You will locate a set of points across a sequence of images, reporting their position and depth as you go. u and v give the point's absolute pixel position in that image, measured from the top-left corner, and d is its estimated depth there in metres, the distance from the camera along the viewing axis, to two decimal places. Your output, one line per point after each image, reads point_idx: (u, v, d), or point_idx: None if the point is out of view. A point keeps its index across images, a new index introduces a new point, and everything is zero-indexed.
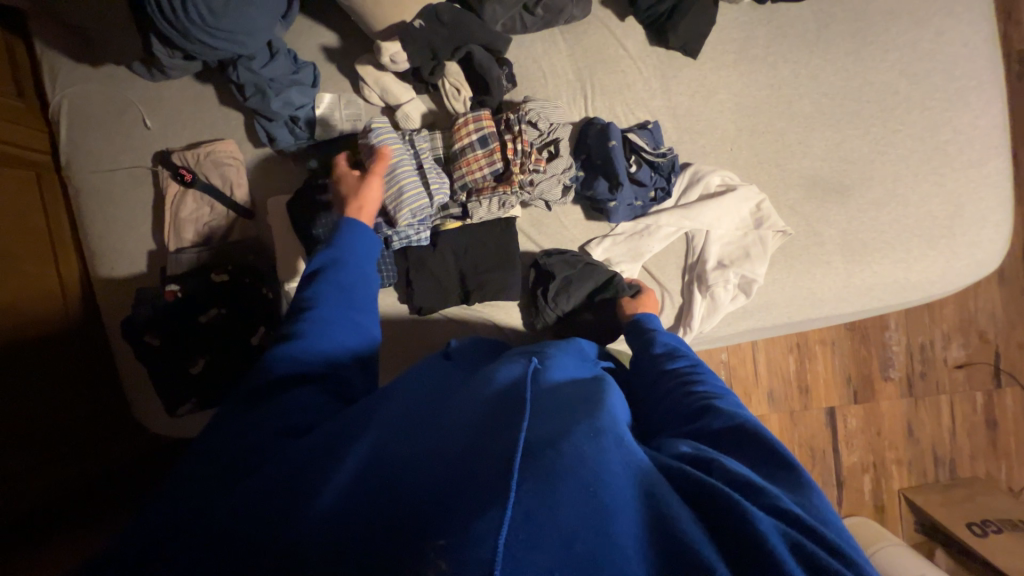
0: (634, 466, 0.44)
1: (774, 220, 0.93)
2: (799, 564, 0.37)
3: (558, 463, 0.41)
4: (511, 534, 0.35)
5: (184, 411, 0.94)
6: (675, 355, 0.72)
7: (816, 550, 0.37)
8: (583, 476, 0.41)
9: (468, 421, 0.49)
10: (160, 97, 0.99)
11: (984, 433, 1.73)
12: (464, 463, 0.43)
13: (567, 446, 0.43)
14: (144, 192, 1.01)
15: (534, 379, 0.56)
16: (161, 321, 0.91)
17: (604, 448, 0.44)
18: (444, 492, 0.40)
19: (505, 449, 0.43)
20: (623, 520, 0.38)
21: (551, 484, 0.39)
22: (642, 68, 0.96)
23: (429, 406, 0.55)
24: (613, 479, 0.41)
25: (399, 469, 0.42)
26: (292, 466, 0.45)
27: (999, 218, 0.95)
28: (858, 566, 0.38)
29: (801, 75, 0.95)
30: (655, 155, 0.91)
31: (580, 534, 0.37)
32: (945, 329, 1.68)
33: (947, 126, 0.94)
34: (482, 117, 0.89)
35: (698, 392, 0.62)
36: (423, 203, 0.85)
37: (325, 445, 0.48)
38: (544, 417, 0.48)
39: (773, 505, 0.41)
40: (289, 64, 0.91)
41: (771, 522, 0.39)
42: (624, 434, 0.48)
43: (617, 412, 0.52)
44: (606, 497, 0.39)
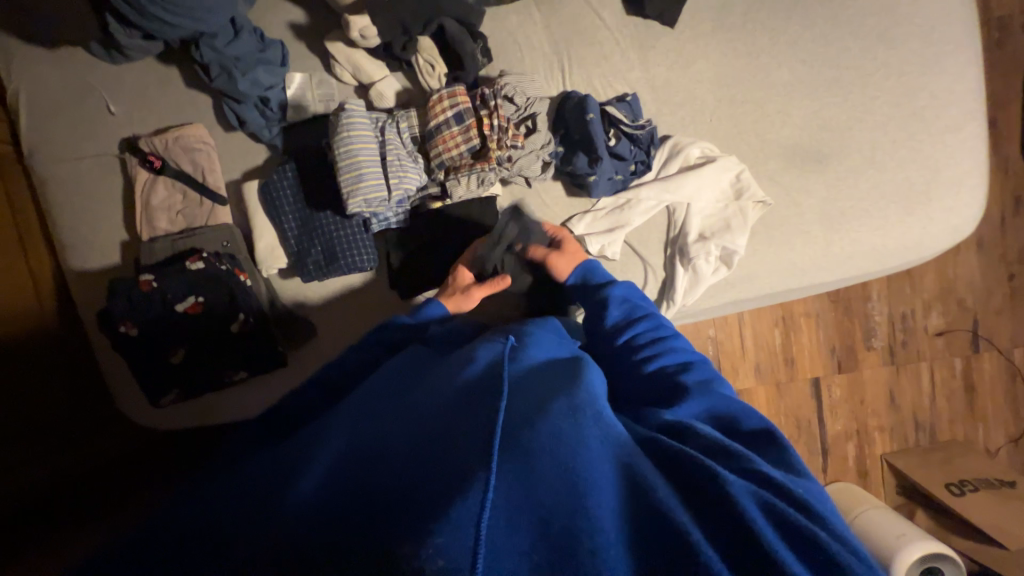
0: (611, 439, 0.46)
1: (754, 190, 0.93)
2: (767, 516, 0.42)
3: (534, 440, 0.43)
4: (493, 519, 0.37)
5: (167, 402, 0.92)
6: (633, 320, 0.77)
7: (786, 507, 0.43)
8: (561, 453, 0.42)
9: (437, 403, 0.50)
10: (123, 80, 0.96)
11: (963, 397, 1.79)
12: (439, 442, 0.43)
13: (544, 424, 0.44)
14: (114, 182, 0.97)
15: (513, 358, 0.57)
16: (139, 311, 0.86)
17: (581, 421, 0.46)
18: (421, 474, 0.40)
19: (480, 427, 0.42)
20: (602, 496, 0.40)
21: (528, 458, 0.41)
22: (618, 38, 0.94)
23: (404, 389, 0.56)
24: (590, 452, 0.43)
25: (372, 459, 0.43)
26: (279, 463, 0.45)
27: (975, 182, 0.96)
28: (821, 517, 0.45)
29: (779, 42, 0.94)
30: (634, 127, 0.90)
31: (559, 511, 0.38)
32: (926, 298, 1.73)
33: (923, 91, 0.94)
34: (457, 92, 0.86)
35: (667, 368, 0.69)
36: (380, 196, 0.84)
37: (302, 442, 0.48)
38: (520, 394, 0.49)
39: (748, 469, 0.49)
40: (255, 42, 0.88)
41: (744, 483, 0.44)
42: (602, 410, 0.50)
43: (597, 391, 0.53)
44: (580, 471, 0.41)
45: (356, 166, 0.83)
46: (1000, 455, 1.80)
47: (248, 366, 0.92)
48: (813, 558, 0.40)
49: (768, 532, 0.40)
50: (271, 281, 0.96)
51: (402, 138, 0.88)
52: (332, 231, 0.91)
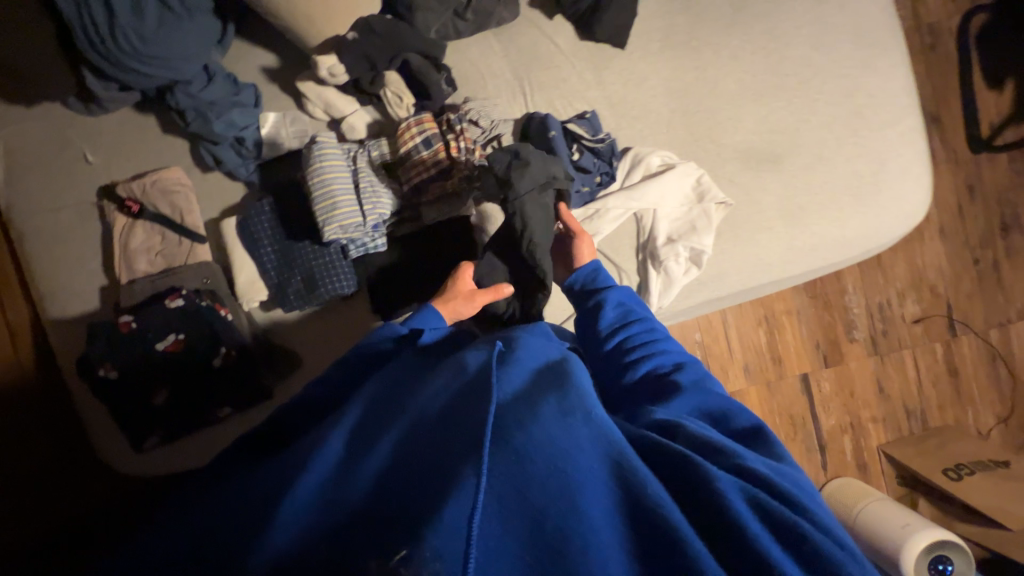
0: (603, 439, 0.48)
1: (715, 191, 0.97)
2: (752, 508, 0.44)
3: (525, 442, 0.45)
4: (484, 519, 0.40)
5: (150, 445, 0.91)
6: (627, 323, 0.77)
7: (767, 499, 0.45)
8: (549, 456, 0.45)
9: (430, 415, 0.52)
10: (101, 130, 0.99)
11: (948, 382, 1.82)
12: (435, 456, 0.46)
13: (536, 429, 0.47)
14: (93, 229, 0.99)
15: (502, 363, 0.59)
16: (120, 354, 0.86)
17: (572, 423, 0.48)
18: (415, 489, 0.43)
19: (473, 430, 0.46)
20: (592, 495, 0.43)
21: (521, 461, 0.44)
22: (575, 62, 1.00)
23: (395, 402, 0.57)
24: (580, 453, 0.46)
25: (364, 473, 0.46)
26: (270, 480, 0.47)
27: (920, 171, 1.02)
28: (803, 509, 0.46)
29: (723, 56, 1.01)
30: (595, 141, 0.95)
31: (550, 512, 0.41)
32: (899, 287, 1.79)
33: (860, 91, 1.01)
34: (424, 119, 0.91)
35: (660, 368, 0.69)
36: (355, 222, 0.87)
37: (292, 457, 0.50)
38: (511, 401, 0.51)
39: (736, 465, 0.49)
40: (229, 86, 0.92)
41: (731, 479, 0.46)
42: (592, 409, 0.51)
43: (589, 392, 0.55)
44: (572, 472, 0.44)
45: (330, 194, 0.86)
46: (992, 436, 1.83)
47: (231, 400, 0.91)
48: (797, 549, 0.41)
49: (749, 520, 0.42)
50: (253, 315, 0.97)
51: (374, 166, 0.91)
52: (310, 260, 0.93)
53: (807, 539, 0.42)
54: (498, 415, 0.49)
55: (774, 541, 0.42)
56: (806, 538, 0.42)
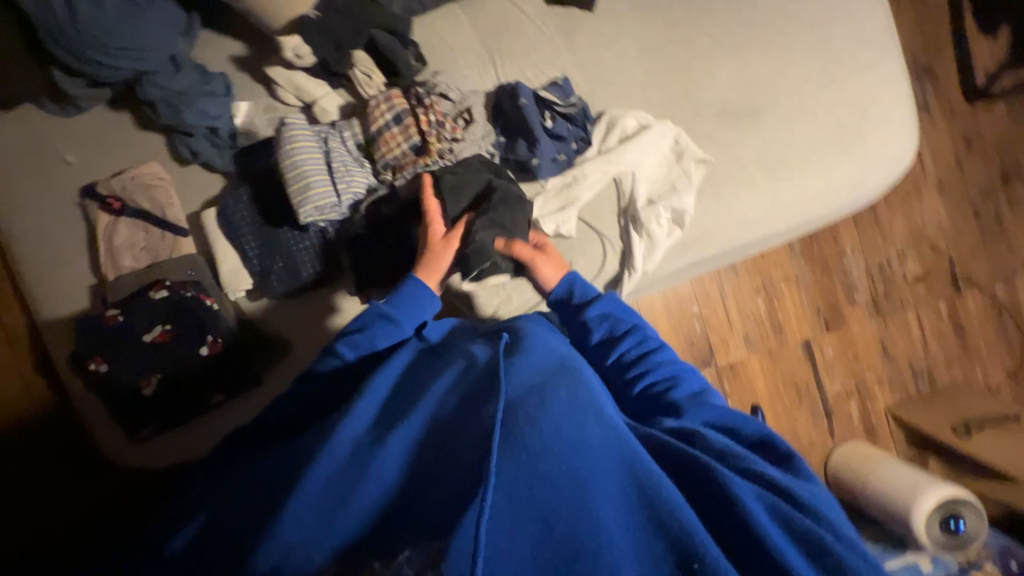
0: (616, 441, 0.54)
1: (692, 149, 0.96)
2: (766, 511, 0.51)
3: (536, 441, 0.50)
4: (495, 522, 0.45)
5: (147, 434, 0.91)
6: (616, 337, 0.77)
7: (778, 503, 0.52)
8: (561, 452, 0.50)
9: (445, 406, 0.59)
10: (76, 130, 0.99)
11: (955, 339, 1.79)
12: (459, 451, 0.52)
13: (545, 423, 0.52)
14: (77, 230, 1.00)
15: (511, 354, 0.65)
16: (110, 346, 0.87)
17: (582, 420, 0.54)
18: (442, 487, 0.49)
19: (484, 426, 0.52)
20: (604, 497, 0.49)
21: (532, 460, 0.49)
22: (542, 28, 0.99)
23: (406, 398, 0.63)
24: (592, 455, 0.51)
25: (383, 463, 0.53)
26: (326, 482, 0.51)
27: (903, 115, 0.99)
28: (812, 510, 0.52)
29: (694, 12, 0.99)
30: (567, 106, 0.94)
31: (563, 511, 0.47)
32: (899, 246, 1.77)
33: (837, 36, 0.98)
34: (392, 95, 0.89)
35: (661, 386, 0.72)
36: (331, 202, 0.87)
37: (335, 458, 0.54)
38: (519, 393, 0.57)
39: (752, 471, 0.56)
40: (198, 76, 0.93)
41: (753, 490, 0.53)
42: (605, 410, 0.57)
43: (598, 392, 0.61)
44: (585, 472, 0.49)
45: (303, 176, 0.85)
46: (1003, 392, 1.80)
47: (222, 387, 0.92)
48: (814, 553, 0.48)
49: (765, 525, 0.49)
50: (241, 305, 0.97)
51: (347, 145, 0.90)
52: (292, 245, 0.94)
53: (823, 541, 0.48)
54: (507, 407, 0.53)
55: (788, 542, 0.48)
56: (822, 540, 0.48)
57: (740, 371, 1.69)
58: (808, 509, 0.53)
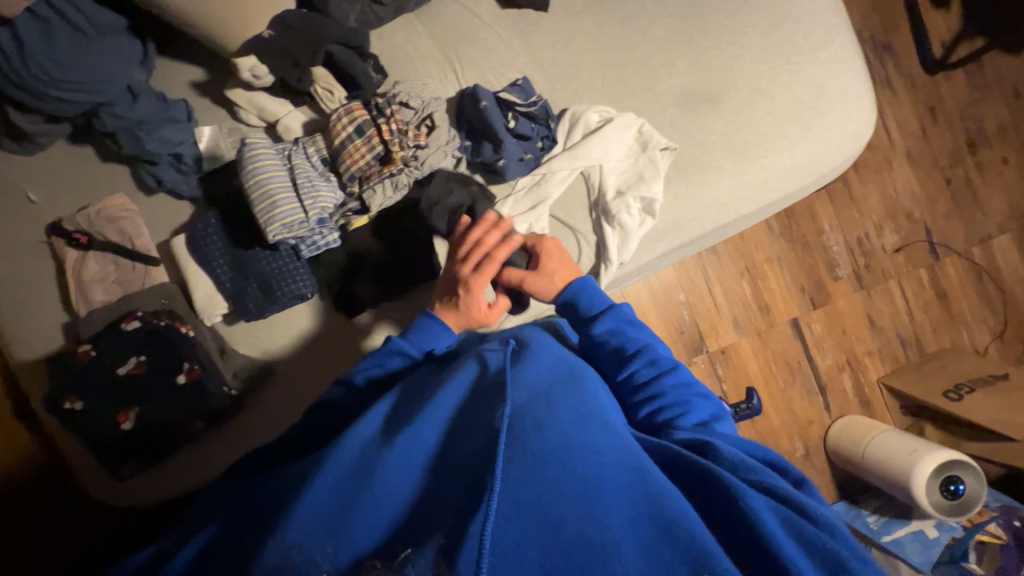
0: (624, 449, 0.54)
1: (657, 138, 0.96)
2: (779, 521, 0.49)
3: (543, 449, 0.50)
4: (500, 532, 0.44)
5: (129, 470, 0.89)
6: (627, 352, 0.74)
7: (792, 515, 0.49)
8: (568, 458, 0.50)
9: (453, 411, 0.59)
10: (38, 168, 0.98)
11: (939, 305, 1.82)
12: (465, 462, 0.51)
13: (552, 428, 0.52)
14: (47, 268, 0.98)
15: (516, 362, 0.64)
16: (84, 382, 0.85)
17: (589, 427, 0.54)
18: (445, 492, 0.49)
19: (491, 431, 0.52)
20: (613, 508, 0.47)
21: (539, 466, 0.49)
22: (499, 32, 0.99)
23: (404, 412, 0.60)
24: (599, 463, 0.50)
25: (383, 481, 0.51)
26: (326, 496, 0.49)
27: (859, 89, 1.01)
28: (826, 523, 0.50)
29: (646, 4, 1.00)
30: (528, 105, 0.94)
31: (569, 519, 0.45)
32: (875, 219, 1.79)
33: (787, 18, 1.00)
34: (353, 108, 0.89)
35: (671, 404, 0.68)
36: (298, 219, 0.86)
37: (340, 465, 0.52)
38: (527, 398, 0.57)
39: (770, 488, 0.52)
40: (158, 103, 0.92)
41: (766, 503, 0.50)
42: (609, 419, 0.58)
43: (603, 403, 0.61)
44: (592, 479, 0.49)
45: (267, 194, 0.85)
46: (990, 353, 1.82)
47: (201, 414, 0.89)
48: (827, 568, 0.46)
49: (773, 530, 0.48)
50: (218, 330, 0.96)
51: (311, 161, 0.90)
52: (264, 265, 0.93)
53: (835, 552, 0.47)
54: (514, 412, 0.54)
55: (799, 553, 0.47)
56: (834, 552, 0.47)
57: (731, 355, 1.70)
58: (826, 524, 0.50)
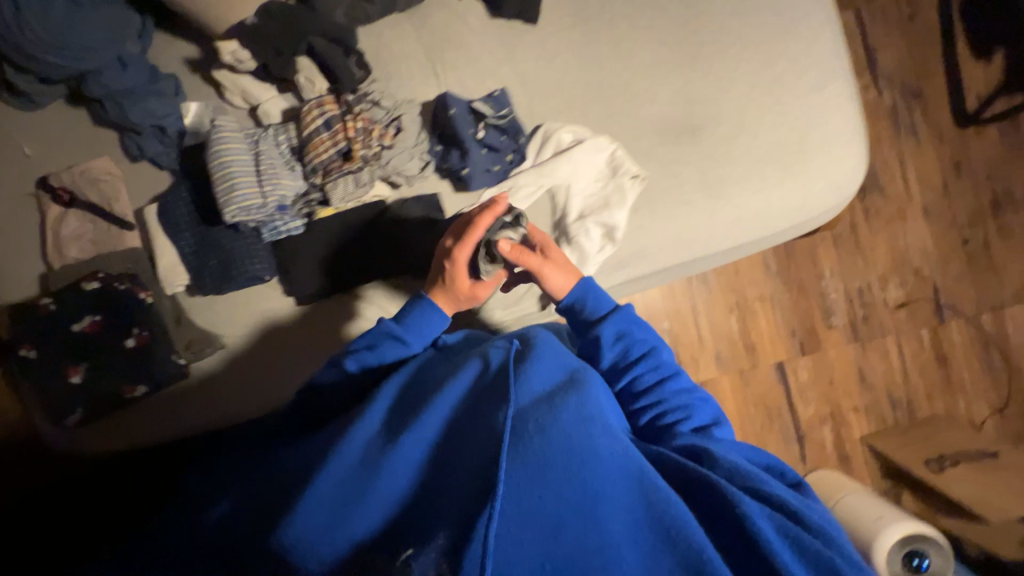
0: (620, 451, 0.61)
1: (627, 165, 0.95)
2: (775, 527, 0.57)
3: (552, 451, 0.58)
4: (507, 523, 0.54)
5: (72, 422, 0.92)
6: (630, 359, 0.79)
7: (782, 519, 0.58)
8: (571, 461, 0.58)
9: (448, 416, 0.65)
10: (34, 124, 1.02)
11: (936, 369, 1.73)
12: (470, 466, 0.58)
13: (556, 432, 0.60)
14: (30, 219, 1.02)
15: (520, 363, 0.69)
16: (42, 332, 0.90)
17: (590, 430, 0.61)
18: (453, 487, 0.58)
19: (495, 435, 0.59)
20: (614, 501, 0.57)
21: (547, 466, 0.57)
22: (485, 40, 0.99)
23: (407, 407, 0.68)
24: (599, 462, 0.59)
25: (392, 476, 0.60)
26: (330, 484, 0.60)
27: (848, 138, 0.97)
28: (810, 521, 0.59)
29: (637, 28, 0.99)
30: (498, 118, 0.94)
31: (572, 514, 0.55)
32: (880, 271, 1.71)
33: (780, 57, 0.97)
34: (325, 101, 0.92)
35: (671, 411, 0.76)
36: (255, 203, 0.88)
37: (345, 462, 0.62)
38: (532, 402, 0.64)
39: (763, 494, 0.60)
40: (146, 76, 0.96)
41: (763, 511, 0.58)
42: (610, 423, 0.64)
43: (605, 406, 0.67)
44: (593, 478, 0.57)
45: (228, 177, 0.87)
46: (987, 427, 1.71)
47: (146, 379, 0.93)
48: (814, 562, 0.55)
49: (764, 530, 0.56)
50: (178, 300, 0.98)
51: (278, 148, 0.92)
52: (225, 242, 0.94)
53: (808, 547, 0.56)
54: (518, 415, 0.62)
55: (794, 557, 0.55)
56: (807, 547, 0.56)
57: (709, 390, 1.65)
58: (812, 524, 0.59)
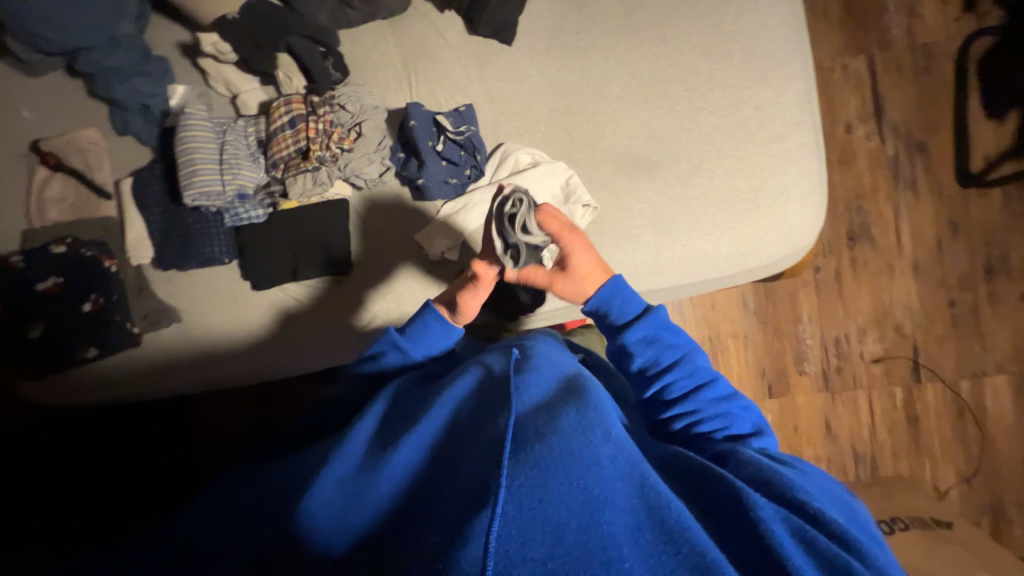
0: (624, 460, 0.54)
1: (581, 194, 0.95)
2: (800, 544, 0.51)
3: (550, 455, 0.51)
4: (504, 528, 0.47)
5: (30, 372, 0.99)
6: (662, 366, 0.74)
7: (804, 527, 0.52)
8: (572, 468, 0.51)
9: (441, 425, 0.61)
10: (33, 90, 1.07)
11: (907, 430, 1.66)
12: (465, 474, 0.54)
13: (556, 439, 0.53)
14: (17, 178, 1.06)
15: (520, 370, 0.64)
16: (10, 288, 0.95)
17: (590, 436, 0.54)
18: (447, 496, 0.53)
19: (490, 441, 0.55)
20: (615, 511, 0.49)
21: (544, 475, 0.50)
22: (460, 55, 1.02)
23: (404, 413, 0.66)
24: (601, 468, 0.52)
25: (387, 479, 0.57)
26: (333, 490, 0.56)
27: (804, 191, 0.97)
28: (852, 544, 0.51)
29: (609, 58, 1.00)
30: (456, 133, 0.96)
31: (572, 525, 0.48)
32: (861, 322, 1.67)
33: (747, 103, 0.98)
34: (292, 100, 0.96)
35: (708, 422, 0.71)
36: (214, 189, 0.93)
37: (348, 460, 0.59)
38: (531, 408, 0.59)
39: (796, 507, 0.55)
40: (136, 56, 1.00)
41: (783, 524, 0.52)
42: (611, 424, 0.57)
43: (608, 408, 0.60)
44: (595, 485, 0.50)
45: (192, 162, 0.92)
46: (951, 496, 1.63)
47: (99, 343, 0.98)
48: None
49: (786, 548, 0.49)
50: (142, 271, 1.03)
51: (246, 140, 0.98)
52: (189, 223, 0.99)
53: (847, 567, 0.48)
54: (517, 422, 0.57)
55: (800, 552, 0.50)
56: (846, 567, 0.48)
57: None
58: (845, 539, 0.52)
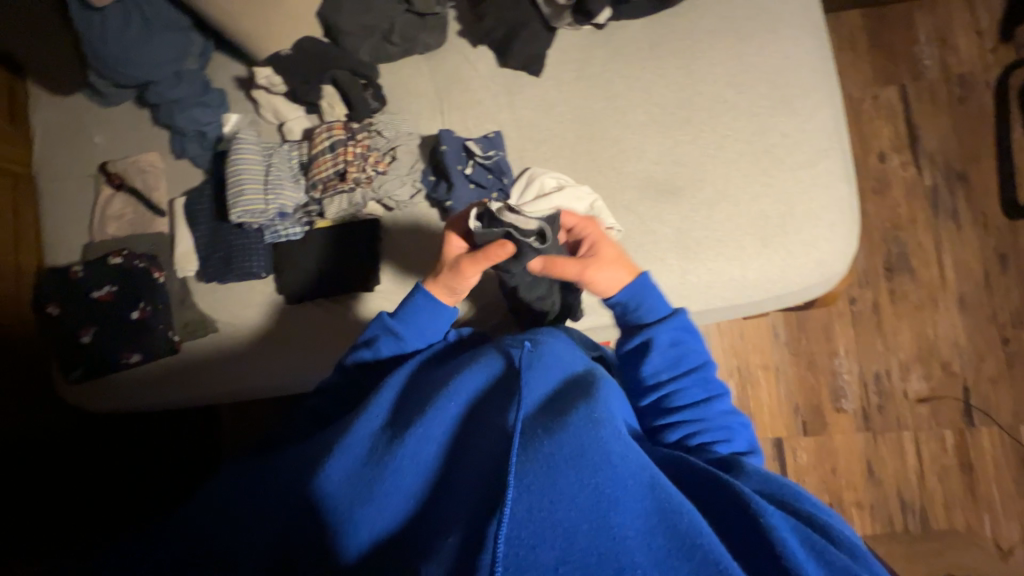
0: (635, 462, 0.52)
1: (605, 217, 0.95)
2: (813, 557, 0.48)
3: (558, 453, 0.51)
4: (512, 528, 0.46)
5: (76, 376, 1.04)
6: (678, 370, 0.73)
7: (817, 538, 0.49)
8: (579, 466, 0.50)
9: (451, 426, 0.61)
10: (105, 118, 1.18)
11: (959, 478, 1.52)
12: (474, 479, 0.54)
13: (565, 436, 0.53)
14: (84, 197, 1.17)
15: (529, 365, 0.63)
16: (69, 295, 1.04)
17: (598, 432, 0.53)
18: (456, 498, 0.53)
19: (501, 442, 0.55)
20: (626, 512, 0.48)
21: (552, 473, 0.49)
22: (490, 86, 1.07)
23: (405, 406, 0.65)
24: (612, 466, 0.51)
25: (393, 480, 0.56)
26: (339, 479, 0.57)
27: (833, 217, 0.95)
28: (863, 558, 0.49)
29: (634, 88, 1.03)
30: (484, 158, 1.01)
31: (582, 524, 0.47)
32: (903, 357, 1.58)
33: (773, 130, 0.98)
34: (334, 127, 1.03)
35: (711, 432, 0.69)
36: (257, 208, 1.00)
37: (351, 454, 0.59)
38: (539, 405, 0.59)
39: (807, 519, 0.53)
40: (197, 88, 1.11)
41: (797, 534, 0.49)
42: (619, 424, 0.57)
43: (615, 409, 0.60)
44: (605, 486, 0.49)
45: (239, 183, 1.00)
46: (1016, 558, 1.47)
47: (140, 349, 1.04)
48: None
49: (798, 557, 0.47)
50: (187, 282, 1.09)
51: (290, 163, 1.05)
52: (230, 238, 1.06)
53: None
54: (524, 420, 0.56)
55: (811, 561, 0.47)
56: None
57: None
58: (847, 546, 0.50)
